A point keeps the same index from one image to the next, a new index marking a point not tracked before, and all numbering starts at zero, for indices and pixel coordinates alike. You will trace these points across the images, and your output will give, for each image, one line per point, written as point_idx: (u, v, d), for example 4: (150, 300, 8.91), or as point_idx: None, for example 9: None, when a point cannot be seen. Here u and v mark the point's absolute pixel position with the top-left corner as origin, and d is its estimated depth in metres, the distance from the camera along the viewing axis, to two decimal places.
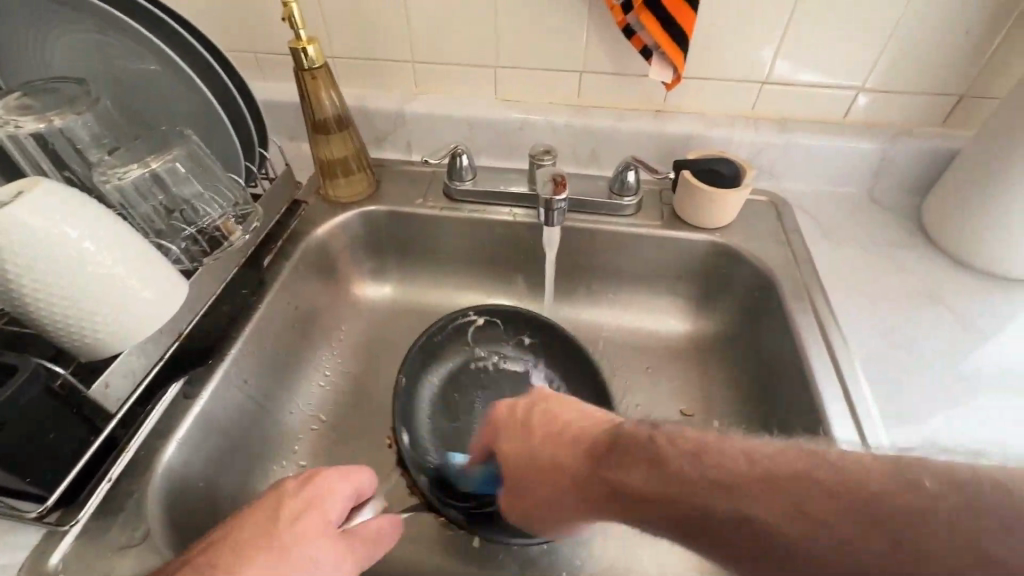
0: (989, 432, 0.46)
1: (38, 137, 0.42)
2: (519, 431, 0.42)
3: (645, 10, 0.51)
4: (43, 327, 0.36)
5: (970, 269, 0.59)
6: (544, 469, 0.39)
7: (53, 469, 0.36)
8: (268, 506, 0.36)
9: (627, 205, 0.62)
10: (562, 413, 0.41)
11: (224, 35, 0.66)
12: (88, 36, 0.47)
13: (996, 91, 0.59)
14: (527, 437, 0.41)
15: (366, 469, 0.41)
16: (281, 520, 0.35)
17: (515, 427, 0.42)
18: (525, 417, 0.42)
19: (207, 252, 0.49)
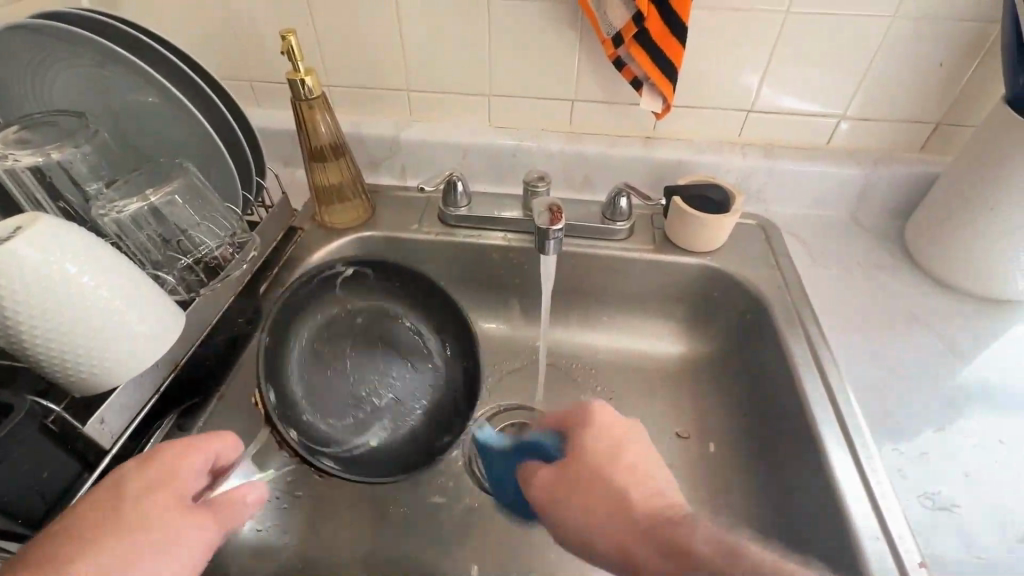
0: (980, 451, 0.46)
1: (36, 170, 0.42)
2: (611, 452, 0.36)
3: (635, 43, 0.53)
4: (39, 363, 0.35)
5: (952, 289, 0.60)
6: (636, 488, 0.35)
7: (44, 508, 0.35)
8: (107, 491, 0.32)
9: (620, 230, 0.63)
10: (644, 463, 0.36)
11: (222, 65, 0.67)
12: (87, 70, 0.47)
13: (971, 118, 0.62)
14: (617, 463, 0.36)
15: (228, 433, 0.37)
16: (121, 503, 0.32)
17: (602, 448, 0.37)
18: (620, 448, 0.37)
19: (204, 282, 0.49)
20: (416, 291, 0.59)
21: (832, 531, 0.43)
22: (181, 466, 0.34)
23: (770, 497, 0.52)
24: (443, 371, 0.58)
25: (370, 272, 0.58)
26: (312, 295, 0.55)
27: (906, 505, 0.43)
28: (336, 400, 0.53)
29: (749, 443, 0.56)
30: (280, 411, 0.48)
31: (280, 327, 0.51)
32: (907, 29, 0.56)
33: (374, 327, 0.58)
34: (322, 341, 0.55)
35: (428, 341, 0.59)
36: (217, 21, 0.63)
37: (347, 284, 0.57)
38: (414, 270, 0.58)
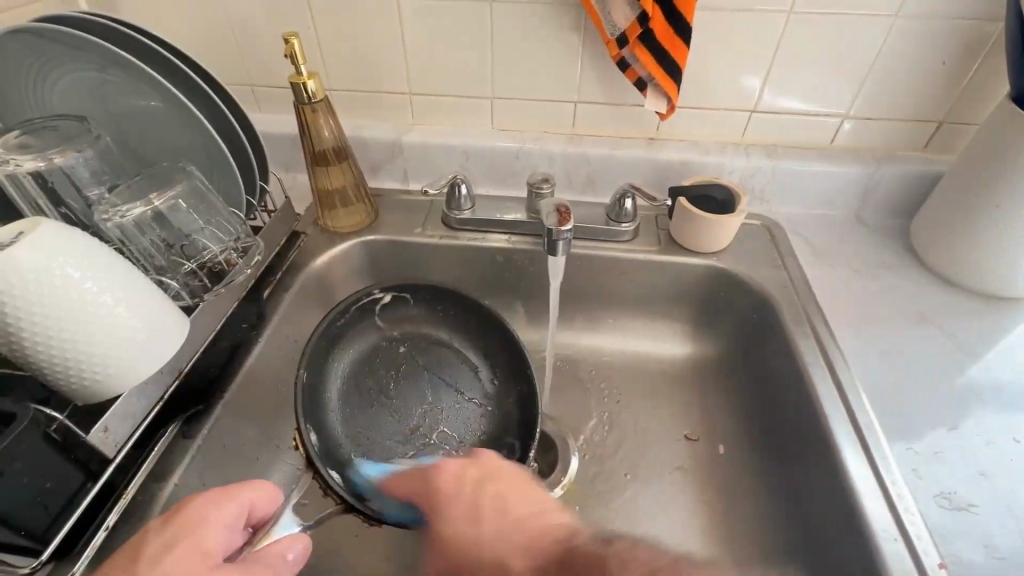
0: (993, 450, 0.46)
1: (37, 175, 0.41)
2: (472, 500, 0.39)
3: (639, 45, 0.53)
4: (41, 371, 0.35)
5: (958, 288, 0.60)
6: (503, 530, 0.37)
7: (47, 519, 0.34)
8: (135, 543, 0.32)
9: (625, 231, 0.63)
10: (509, 496, 0.39)
11: (222, 70, 0.67)
12: (88, 75, 0.47)
13: (973, 117, 0.62)
14: (477, 509, 0.38)
15: (262, 483, 0.37)
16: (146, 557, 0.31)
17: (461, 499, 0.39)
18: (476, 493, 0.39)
19: (208, 287, 0.48)
20: (457, 316, 0.59)
21: (846, 532, 0.42)
22: (208, 512, 0.34)
23: (781, 499, 0.51)
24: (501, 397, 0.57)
25: (409, 296, 0.58)
26: (350, 327, 0.55)
27: (920, 502, 0.42)
28: (383, 438, 0.52)
29: (757, 444, 0.56)
30: (322, 454, 0.47)
31: (319, 362, 0.51)
32: (908, 29, 0.56)
33: (418, 360, 0.58)
34: (366, 376, 0.55)
35: (477, 369, 0.58)
36: (217, 24, 0.63)
37: (384, 314, 0.58)
38: (455, 293, 0.58)
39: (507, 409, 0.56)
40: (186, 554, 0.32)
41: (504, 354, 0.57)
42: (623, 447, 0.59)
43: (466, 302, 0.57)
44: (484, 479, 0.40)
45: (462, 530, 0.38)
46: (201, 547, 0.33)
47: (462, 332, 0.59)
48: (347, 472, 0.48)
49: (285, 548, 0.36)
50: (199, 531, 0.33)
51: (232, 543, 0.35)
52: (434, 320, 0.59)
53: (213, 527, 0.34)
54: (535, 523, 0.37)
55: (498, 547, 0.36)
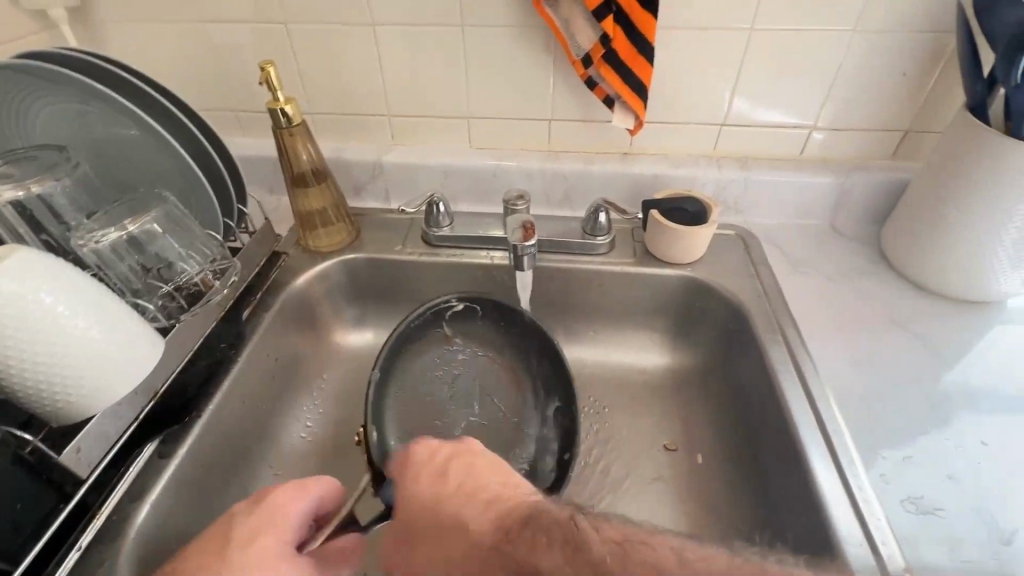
0: (965, 455, 0.46)
1: (17, 204, 0.43)
2: (443, 466, 0.39)
3: (604, 65, 0.55)
4: (14, 393, 0.36)
5: (931, 293, 0.61)
6: (465, 492, 0.36)
7: (19, 540, 0.35)
8: (218, 534, 0.37)
9: (600, 244, 0.64)
10: (480, 469, 0.38)
11: (206, 98, 0.69)
12: (69, 107, 0.49)
13: (937, 125, 0.63)
14: (447, 476, 0.38)
15: (333, 484, 0.42)
16: (232, 544, 0.37)
17: (432, 467, 0.39)
18: (445, 465, 0.39)
19: (185, 308, 0.50)
20: (518, 337, 0.60)
21: (817, 538, 0.42)
22: (285, 505, 0.39)
23: (756, 507, 0.51)
24: (546, 419, 0.57)
25: (478, 309, 0.60)
26: (420, 333, 0.58)
27: (888, 507, 0.43)
28: (433, 444, 0.55)
29: (736, 453, 0.56)
30: (381, 455, 0.51)
31: (387, 364, 0.55)
32: (865, 42, 0.58)
33: (477, 371, 0.60)
34: (426, 381, 0.58)
35: (528, 389, 0.59)
36: (200, 54, 0.65)
37: (453, 324, 0.60)
38: (511, 306, 0.59)
39: (557, 433, 0.56)
40: (266, 541, 0.37)
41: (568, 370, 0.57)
42: (604, 459, 0.59)
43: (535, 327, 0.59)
44: (458, 455, 0.39)
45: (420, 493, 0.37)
46: (279, 537, 0.38)
47: (528, 345, 0.60)
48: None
49: (347, 546, 0.40)
50: (277, 522, 0.38)
51: (304, 534, 0.40)
52: (500, 331, 0.61)
53: (290, 521, 0.39)
54: (499, 493, 0.35)
55: (459, 506, 0.35)
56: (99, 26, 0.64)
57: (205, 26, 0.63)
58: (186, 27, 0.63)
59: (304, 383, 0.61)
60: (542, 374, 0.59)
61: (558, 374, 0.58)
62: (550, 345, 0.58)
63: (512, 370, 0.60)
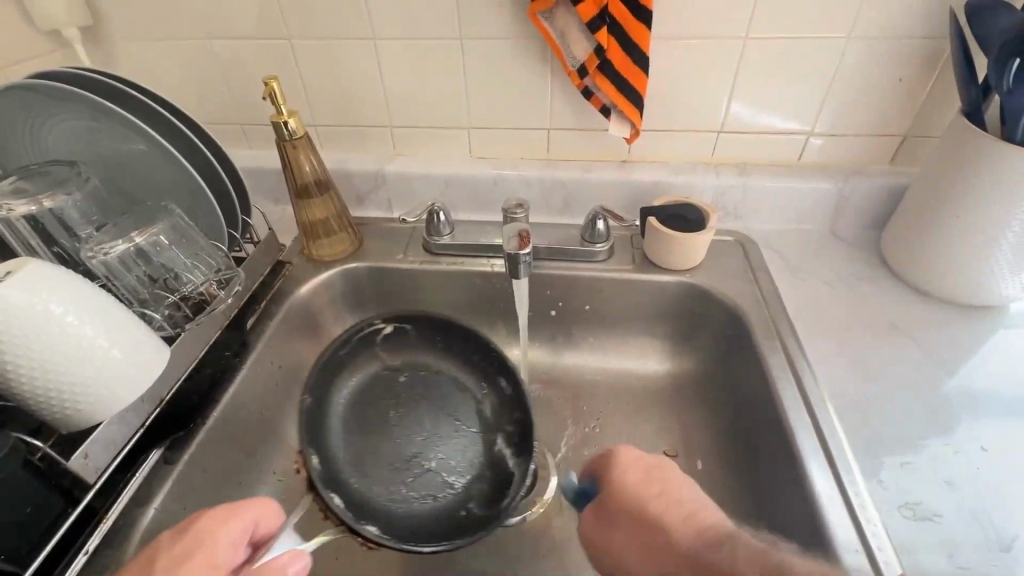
0: (965, 461, 0.46)
1: (30, 219, 0.45)
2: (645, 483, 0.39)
3: (599, 75, 0.55)
4: (25, 401, 0.37)
5: (931, 297, 0.61)
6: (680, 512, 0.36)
7: (28, 544, 0.36)
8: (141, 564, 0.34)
9: (599, 251, 0.64)
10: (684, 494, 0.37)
11: (213, 112, 0.71)
12: (80, 124, 0.51)
13: (934, 130, 0.63)
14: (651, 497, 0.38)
15: (268, 504, 0.38)
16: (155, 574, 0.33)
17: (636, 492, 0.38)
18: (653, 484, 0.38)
19: (190, 317, 0.51)
20: (455, 347, 0.60)
21: (812, 543, 0.43)
22: (214, 531, 0.35)
23: (755, 514, 0.51)
24: (490, 426, 0.58)
25: (409, 328, 0.60)
26: (354, 355, 0.59)
27: (885, 513, 0.42)
28: (378, 461, 0.55)
29: (735, 458, 0.56)
30: (326, 479, 0.51)
31: (322, 389, 0.55)
32: (860, 49, 0.58)
33: (416, 385, 0.60)
34: (365, 399, 0.58)
35: (475, 399, 0.60)
36: (206, 69, 0.67)
37: (384, 342, 0.60)
38: (449, 320, 0.59)
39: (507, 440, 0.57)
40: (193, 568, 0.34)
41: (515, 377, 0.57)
42: None
43: (469, 336, 0.59)
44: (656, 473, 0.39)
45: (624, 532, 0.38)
46: (208, 563, 0.34)
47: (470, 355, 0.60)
48: (352, 495, 0.52)
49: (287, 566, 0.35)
50: (205, 546, 0.35)
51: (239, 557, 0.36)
52: (437, 346, 0.61)
53: (219, 546, 0.35)
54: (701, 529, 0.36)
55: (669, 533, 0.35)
56: (110, 44, 0.66)
57: (212, 42, 0.64)
58: (193, 45, 0.65)
59: None
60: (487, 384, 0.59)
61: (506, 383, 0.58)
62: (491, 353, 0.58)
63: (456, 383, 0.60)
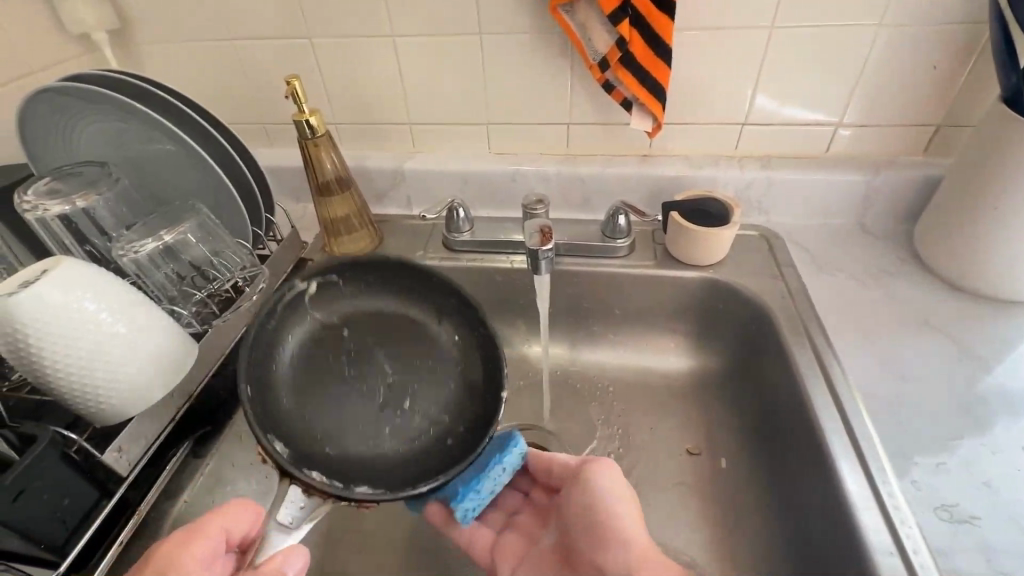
0: (1003, 461, 0.44)
1: (63, 218, 0.46)
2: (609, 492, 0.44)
3: (621, 68, 0.55)
4: (62, 396, 0.38)
5: (964, 291, 0.59)
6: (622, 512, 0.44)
7: (66, 535, 0.37)
8: None
9: (621, 247, 0.64)
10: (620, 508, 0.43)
11: (236, 112, 0.72)
12: (109, 123, 0.52)
13: (971, 119, 0.61)
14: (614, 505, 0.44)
15: (235, 504, 0.38)
16: None
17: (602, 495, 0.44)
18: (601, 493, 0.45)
19: (216, 314, 0.52)
20: (394, 281, 0.50)
21: (842, 544, 0.42)
22: (188, 550, 0.35)
23: (779, 512, 0.50)
24: (453, 353, 0.50)
25: (338, 280, 0.49)
26: (281, 328, 0.46)
27: (919, 513, 0.41)
28: (353, 429, 0.46)
29: (760, 456, 0.55)
30: (297, 459, 0.41)
31: (261, 370, 0.43)
32: (893, 35, 0.56)
33: (370, 343, 0.49)
34: (316, 366, 0.47)
35: (431, 332, 0.51)
36: (229, 71, 0.68)
37: (317, 301, 0.49)
38: (391, 261, 0.49)
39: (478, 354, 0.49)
40: None
41: (463, 295, 0.49)
42: (625, 462, 0.59)
43: (405, 267, 0.49)
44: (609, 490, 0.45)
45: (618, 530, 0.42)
46: None
47: (397, 287, 0.50)
48: (325, 468, 0.42)
49: (283, 563, 0.36)
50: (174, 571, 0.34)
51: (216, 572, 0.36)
52: (348, 285, 0.50)
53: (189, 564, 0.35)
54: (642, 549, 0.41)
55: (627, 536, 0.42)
56: (138, 47, 0.68)
57: (235, 43, 0.65)
58: (216, 46, 0.66)
59: None
60: (420, 313, 0.51)
61: (450, 298, 0.50)
62: (434, 274, 0.49)
63: (382, 321, 0.50)
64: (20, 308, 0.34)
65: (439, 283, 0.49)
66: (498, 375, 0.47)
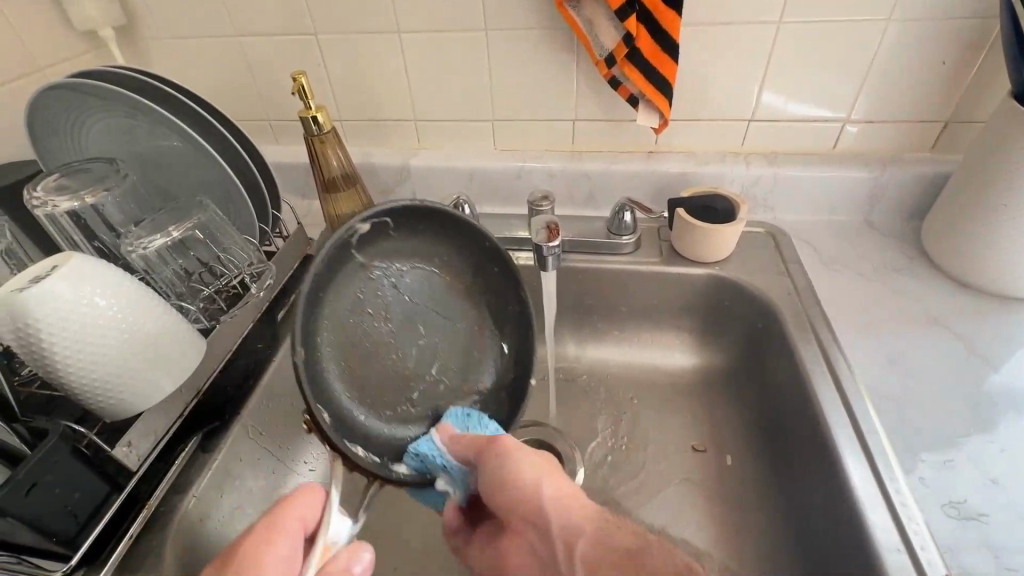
0: (1009, 458, 0.44)
1: (72, 214, 0.47)
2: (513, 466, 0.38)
3: (628, 64, 0.55)
4: (72, 392, 0.38)
5: (972, 288, 0.58)
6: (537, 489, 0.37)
7: (78, 528, 0.37)
8: None
9: (626, 243, 0.63)
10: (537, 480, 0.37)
11: (241, 109, 0.72)
12: (117, 120, 0.52)
13: (980, 115, 0.61)
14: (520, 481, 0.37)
15: (304, 493, 0.37)
16: None
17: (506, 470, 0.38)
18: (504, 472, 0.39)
19: (224, 310, 0.52)
20: (442, 231, 0.49)
21: (850, 542, 0.42)
22: (265, 546, 0.34)
23: (785, 508, 0.51)
24: (482, 313, 0.52)
25: (390, 223, 0.47)
26: (330, 274, 0.44)
27: (927, 511, 0.41)
28: (385, 388, 0.47)
29: (766, 453, 0.55)
30: (338, 428, 0.43)
31: (309, 322, 0.42)
32: (902, 30, 0.56)
33: (410, 299, 0.49)
34: (355, 317, 0.46)
35: (466, 293, 0.51)
36: (235, 67, 0.68)
37: (364, 246, 0.46)
38: (445, 213, 0.48)
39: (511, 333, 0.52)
40: None
41: (507, 265, 0.50)
42: (631, 460, 0.59)
43: (458, 221, 0.49)
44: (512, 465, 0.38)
45: (536, 502, 0.36)
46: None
47: (442, 241, 0.50)
48: (361, 438, 0.45)
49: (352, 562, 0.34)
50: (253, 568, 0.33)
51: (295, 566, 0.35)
52: (396, 232, 0.48)
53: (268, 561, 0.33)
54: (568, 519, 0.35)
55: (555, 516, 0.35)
56: (144, 43, 0.68)
57: (240, 40, 0.65)
58: (222, 42, 0.66)
59: None
60: (458, 274, 0.51)
61: (491, 267, 0.51)
62: (485, 239, 0.50)
63: (422, 274, 0.49)
64: (32, 304, 0.35)
65: (488, 249, 0.50)
66: (528, 352, 0.52)
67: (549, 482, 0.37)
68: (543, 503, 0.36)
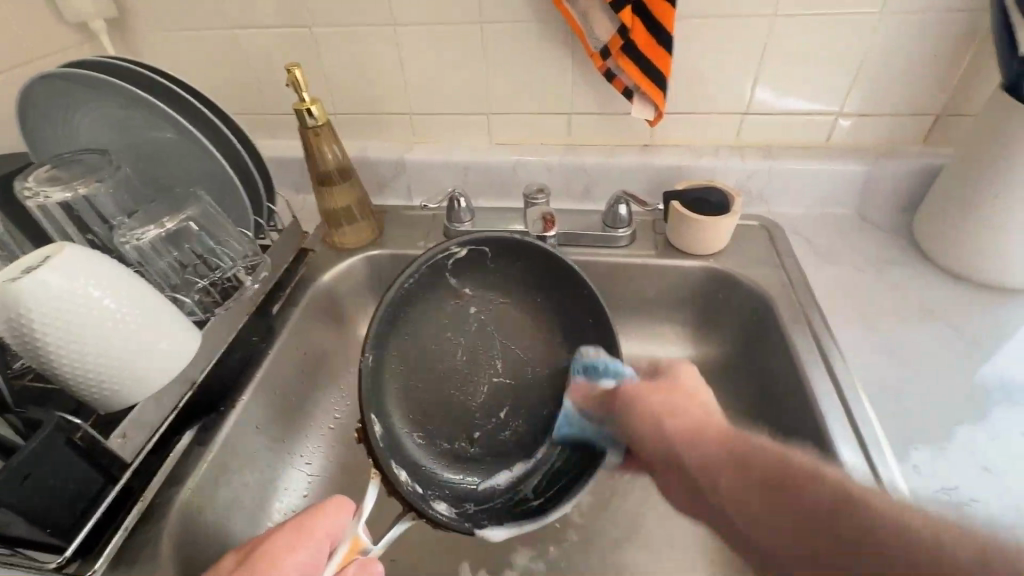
0: (1000, 447, 0.45)
1: (65, 206, 0.46)
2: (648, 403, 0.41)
3: (622, 56, 0.55)
4: (65, 382, 0.38)
5: (965, 280, 0.59)
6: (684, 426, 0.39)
7: (71, 520, 0.37)
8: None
9: (621, 236, 0.64)
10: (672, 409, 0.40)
11: (234, 103, 0.72)
12: (110, 111, 0.52)
13: (970, 108, 0.61)
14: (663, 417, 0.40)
15: (336, 503, 0.38)
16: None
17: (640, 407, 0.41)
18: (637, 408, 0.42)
19: (219, 303, 0.52)
20: (535, 271, 0.56)
21: None
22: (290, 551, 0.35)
23: None
24: (562, 364, 0.55)
25: (488, 253, 0.56)
26: (419, 291, 0.54)
27: (922, 501, 0.42)
28: (445, 418, 0.54)
29: None
30: (387, 447, 0.49)
31: (383, 336, 0.50)
32: (895, 23, 0.56)
33: (490, 330, 0.56)
34: (438, 338, 0.55)
35: (552, 338, 0.56)
36: (229, 61, 0.68)
37: (458, 272, 0.56)
38: (535, 251, 0.54)
39: None
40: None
41: (599, 309, 0.53)
42: None
43: (549, 259, 0.54)
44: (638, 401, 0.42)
45: (660, 429, 0.40)
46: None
47: (538, 281, 0.56)
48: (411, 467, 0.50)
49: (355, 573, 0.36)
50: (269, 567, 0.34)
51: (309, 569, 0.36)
52: (493, 264, 0.56)
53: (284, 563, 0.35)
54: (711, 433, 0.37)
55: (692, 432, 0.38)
56: (136, 37, 0.67)
57: (234, 32, 0.65)
58: (214, 36, 0.66)
59: (330, 377, 0.63)
60: (547, 314, 0.56)
61: (582, 317, 0.55)
62: (576, 280, 0.54)
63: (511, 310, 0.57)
64: (26, 294, 0.34)
65: (584, 295, 0.54)
66: None
67: (679, 405, 0.40)
68: (671, 426, 0.39)
